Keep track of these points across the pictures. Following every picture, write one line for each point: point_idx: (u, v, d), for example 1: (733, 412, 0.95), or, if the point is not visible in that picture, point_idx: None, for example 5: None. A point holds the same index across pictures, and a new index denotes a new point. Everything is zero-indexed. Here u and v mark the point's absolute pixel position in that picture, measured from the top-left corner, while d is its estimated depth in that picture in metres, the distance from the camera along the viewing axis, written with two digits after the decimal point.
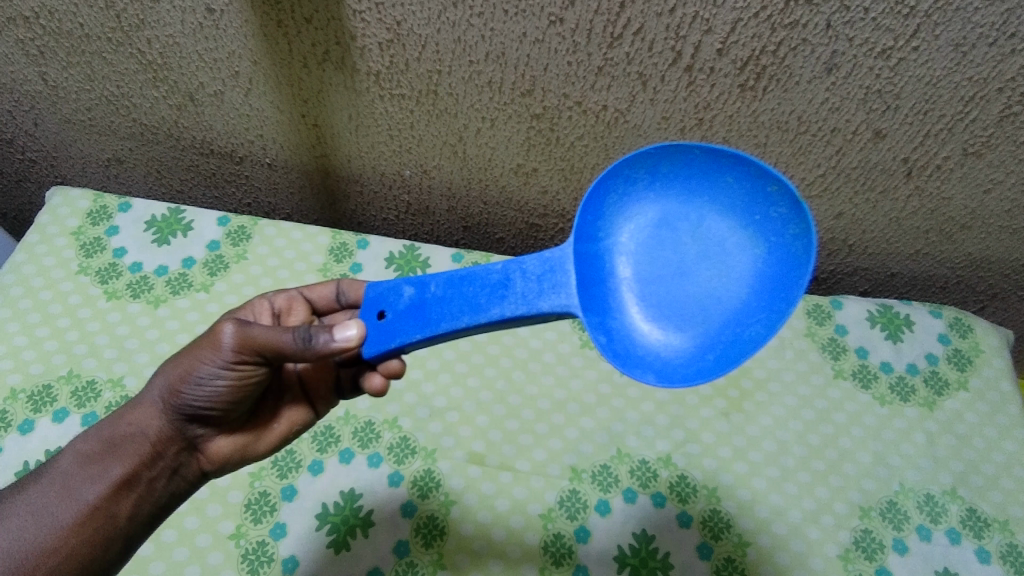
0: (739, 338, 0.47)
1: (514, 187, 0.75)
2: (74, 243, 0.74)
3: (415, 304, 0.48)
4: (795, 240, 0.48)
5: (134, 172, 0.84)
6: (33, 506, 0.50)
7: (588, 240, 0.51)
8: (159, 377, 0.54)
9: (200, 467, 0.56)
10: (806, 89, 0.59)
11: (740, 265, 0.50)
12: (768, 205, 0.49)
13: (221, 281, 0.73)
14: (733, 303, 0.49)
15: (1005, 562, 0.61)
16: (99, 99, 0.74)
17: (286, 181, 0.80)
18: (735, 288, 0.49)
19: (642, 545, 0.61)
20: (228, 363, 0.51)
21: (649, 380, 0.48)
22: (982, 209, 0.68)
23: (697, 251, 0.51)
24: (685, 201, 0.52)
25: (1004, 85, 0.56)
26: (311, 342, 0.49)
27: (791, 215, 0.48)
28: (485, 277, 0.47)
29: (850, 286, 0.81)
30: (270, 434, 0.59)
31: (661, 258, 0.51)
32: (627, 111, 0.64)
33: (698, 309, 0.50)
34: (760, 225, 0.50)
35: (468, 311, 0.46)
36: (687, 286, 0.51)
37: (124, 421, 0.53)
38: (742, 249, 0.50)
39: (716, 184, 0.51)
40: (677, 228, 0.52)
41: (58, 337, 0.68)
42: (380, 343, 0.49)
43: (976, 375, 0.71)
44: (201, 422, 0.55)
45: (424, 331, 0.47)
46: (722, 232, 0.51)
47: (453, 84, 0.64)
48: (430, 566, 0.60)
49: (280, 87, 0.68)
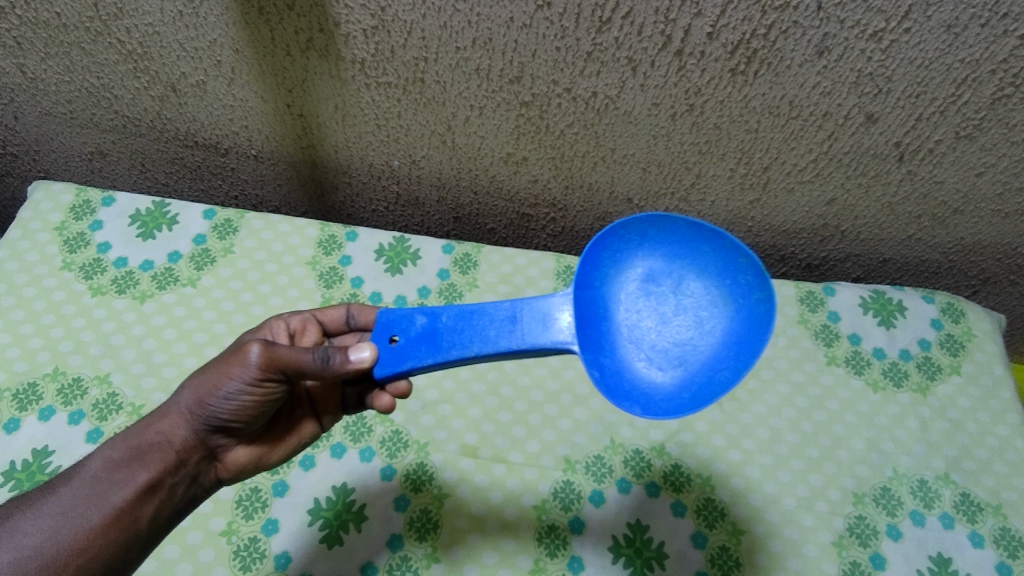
0: (712, 380, 0.51)
1: (505, 176, 0.74)
2: (58, 239, 0.73)
3: (427, 331, 0.50)
4: (759, 303, 0.52)
5: (118, 165, 0.83)
6: (64, 508, 0.48)
7: (586, 288, 0.53)
8: (187, 384, 0.52)
9: (216, 476, 0.56)
10: (798, 73, 0.58)
11: (714, 322, 0.53)
12: (738, 273, 0.53)
13: (207, 275, 0.72)
14: (707, 351, 0.52)
15: (998, 547, 0.61)
16: (79, 90, 0.72)
17: (272, 173, 0.79)
18: (709, 339, 0.53)
19: (637, 535, 0.61)
20: (254, 381, 0.50)
21: (635, 412, 0.50)
22: (975, 193, 0.68)
23: (676, 306, 0.54)
24: (669, 261, 0.56)
25: (996, 67, 0.55)
26: (328, 363, 0.49)
27: (757, 282, 0.52)
28: (493, 312, 0.49)
29: (843, 272, 0.81)
30: (283, 445, 0.58)
31: (646, 308, 0.54)
32: (617, 97, 0.63)
33: (675, 354, 0.52)
34: (731, 288, 0.54)
35: (477, 342, 0.48)
36: (667, 334, 0.53)
37: (152, 429, 0.52)
38: (716, 306, 0.53)
39: (695, 250, 0.55)
40: (660, 284, 0.55)
41: (43, 335, 0.67)
42: (390, 367, 0.50)
43: (969, 360, 0.70)
44: (224, 433, 0.54)
45: (436, 357, 0.49)
46: (699, 290, 0.54)
47: (440, 72, 0.63)
48: (424, 560, 0.59)
49: (263, 77, 0.67)
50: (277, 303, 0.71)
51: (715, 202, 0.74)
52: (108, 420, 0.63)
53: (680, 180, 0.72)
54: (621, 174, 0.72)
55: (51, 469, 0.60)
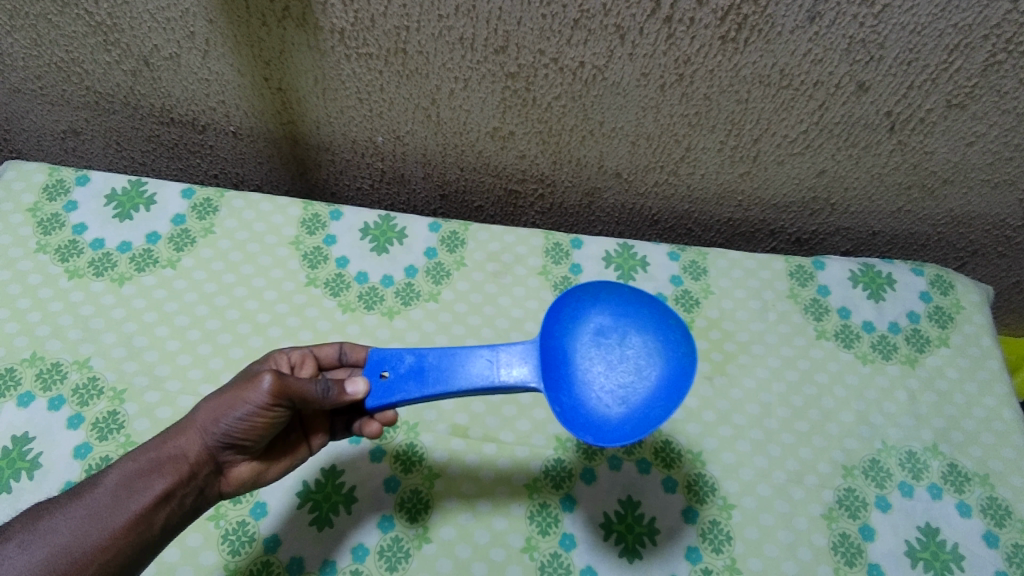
0: (648, 416, 0.56)
1: (491, 152, 0.73)
2: (31, 221, 0.70)
3: (415, 367, 0.56)
4: (685, 355, 0.58)
5: (93, 144, 0.81)
6: (91, 509, 0.47)
7: (547, 338, 0.59)
8: (203, 402, 0.52)
9: (219, 490, 0.54)
10: (789, 40, 0.57)
11: (651, 369, 0.59)
12: (669, 330, 0.60)
13: (188, 256, 0.70)
14: (645, 392, 0.58)
15: (986, 516, 0.61)
16: (48, 65, 0.70)
17: (253, 151, 0.78)
18: (647, 382, 0.58)
19: (628, 511, 0.61)
20: (264, 407, 0.51)
21: (587, 441, 0.55)
22: (965, 163, 0.67)
23: (621, 355, 0.60)
24: (616, 317, 0.61)
25: (989, 32, 0.55)
26: (329, 394, 0.53)
27: (684, 339, 0.59)
28: (473, 354, 0.56)
29: (832, 246, 0.81)
30: (280, 464, 0.57)
31: (596, 356, 0.60)
32: (605, 67, 0.61)
33: (619, 394, 0.58)
34: (666, 342, 0.60)
35: (460, 378, 0.54)
36: (613, 377, 0.59)
37: (169, 444, 0.50)
38: (653, 356, 0.59)
39: (637, 310, 0.61)
40: (607, 337, 0.61)
41: (19, 319, 0.65)
42: (381, 398, 0.55)
43: (957, 332, 0.70)
44: (234, 450, 0.53)
45: (423, 391, 0.54)
46: (640, 343, 0.60)
47: (423, 42, 0.61)
48: (415, 541, 0.58)
49: (239, 49, 0.64)
50: (260, 284, 0.69)
51: (705, 175, 0.73)
52: (90, 405, 0.62)
53: (669, 154, 0.71)
54: (610, 148, 0.71)
55: (32, 456, 0.59)
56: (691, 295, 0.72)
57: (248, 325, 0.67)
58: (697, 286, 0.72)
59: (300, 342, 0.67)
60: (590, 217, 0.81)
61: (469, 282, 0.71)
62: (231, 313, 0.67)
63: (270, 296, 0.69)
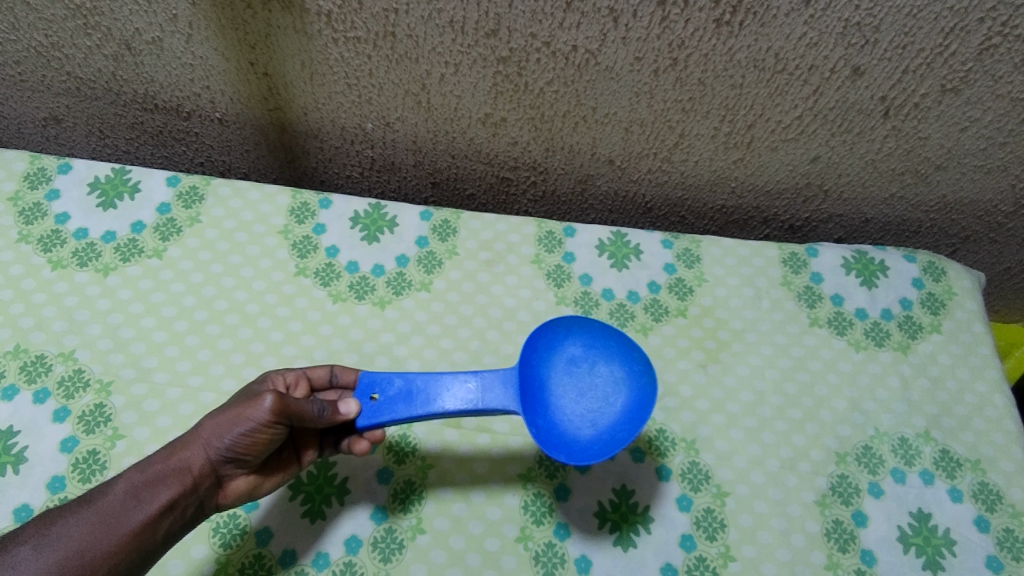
0: (613, 438, 0.57)
1: (483, 139, 0.72)
2: (12, 210, 0.69)
3: (405, 390, 0.56)
4: (647, 385, 0.59)
5: (75, 131, 0.79)
6: (102, 515, 0.47)
7: (524, 366, 0.59)
8: (207, 418, 0.51)
9: (217, 503, 0.53)
10: (783, 23, 0.56)
11: (616, 397, 0.60)
12: (633, 361, 0.61)
13: (174, 246, 0.69)
14: (612, 417, 0.59)
15: (977, 501, 0.61)
16: (27, 50, 0.68)
17: (239, 138, 0.76)
18: (613, 408, 0.59)
19: (622, 500, 0.60)
20: (266, 426, 0.51)
21: (560, 460, 0.56)
22: (958, 148, 0.67)
23: (590, 384, 0.61)
24: (586, 348, 0.62)
25: (985, 15, 0.54)
26: (324, 414, 0.52)
27: (646, 369, 0.60)
28: (460, 377, 0.56)
29: (826, 233, 0.81)
30: (273, 479, 0.55)
31: (566, 384, 0.61)
32: (598, 51, 0.60)
33: (589, 418, 0.59)
34: (630, 372, 0.61)
35: (447, 399, 0.55)
36: (582, 404, 0.60)
37: (175, 457, 0.50)
38: (619, 386, 0.60)
39: (605, 342, 0.62)
40: (578, 365, 0.62)
41: (2, 311, 0.64)
42: (371, 418, 0.55)
43: (949, 318, 0.70)
44: (234, 465, 0.52)
45: (411, 411, 0.54)
46: (607, 373, 0.61)
47: (412, 25, 0.60)
48: (409, 531, 0.58)
49: (224, 32, 0.63)
50: (249, 274, 0.68)
51: (699, 162, 0.72)
52: (75, 398, 0.61)
53: (663, 140, 0.70)
54: (603, 134, 0.70)
55: (17, 450, 0.58)
56: (684, 283, 0.71)
57: (237, 315, 0.66)
58: (690, 274, 0.72)
59: (290, 333, 0.66)
60: (582, 205, 0.80)
61: (461, 271, 0.70)
62: (219, 304, 0.66)
63: (259, 286, 0.68)
